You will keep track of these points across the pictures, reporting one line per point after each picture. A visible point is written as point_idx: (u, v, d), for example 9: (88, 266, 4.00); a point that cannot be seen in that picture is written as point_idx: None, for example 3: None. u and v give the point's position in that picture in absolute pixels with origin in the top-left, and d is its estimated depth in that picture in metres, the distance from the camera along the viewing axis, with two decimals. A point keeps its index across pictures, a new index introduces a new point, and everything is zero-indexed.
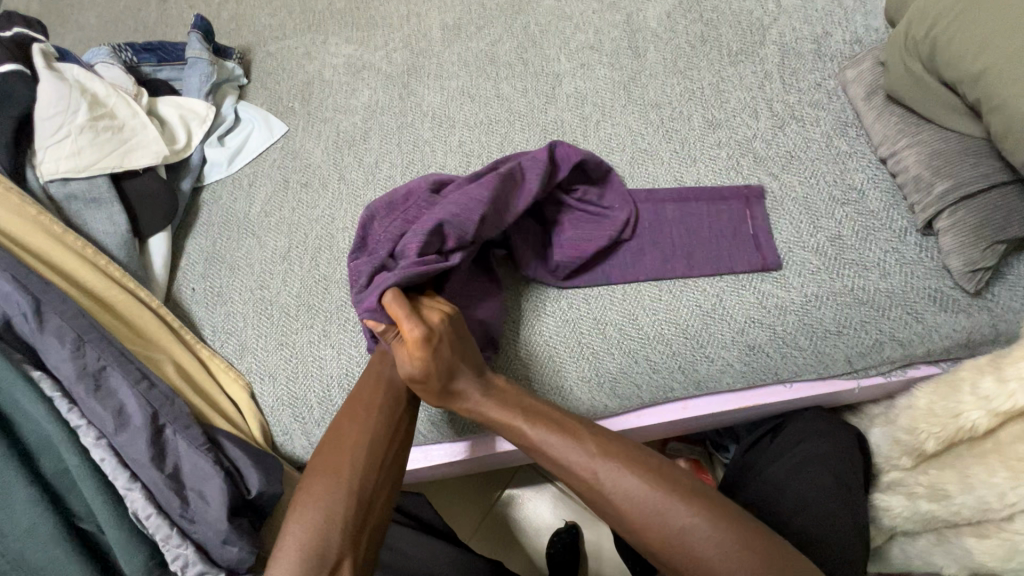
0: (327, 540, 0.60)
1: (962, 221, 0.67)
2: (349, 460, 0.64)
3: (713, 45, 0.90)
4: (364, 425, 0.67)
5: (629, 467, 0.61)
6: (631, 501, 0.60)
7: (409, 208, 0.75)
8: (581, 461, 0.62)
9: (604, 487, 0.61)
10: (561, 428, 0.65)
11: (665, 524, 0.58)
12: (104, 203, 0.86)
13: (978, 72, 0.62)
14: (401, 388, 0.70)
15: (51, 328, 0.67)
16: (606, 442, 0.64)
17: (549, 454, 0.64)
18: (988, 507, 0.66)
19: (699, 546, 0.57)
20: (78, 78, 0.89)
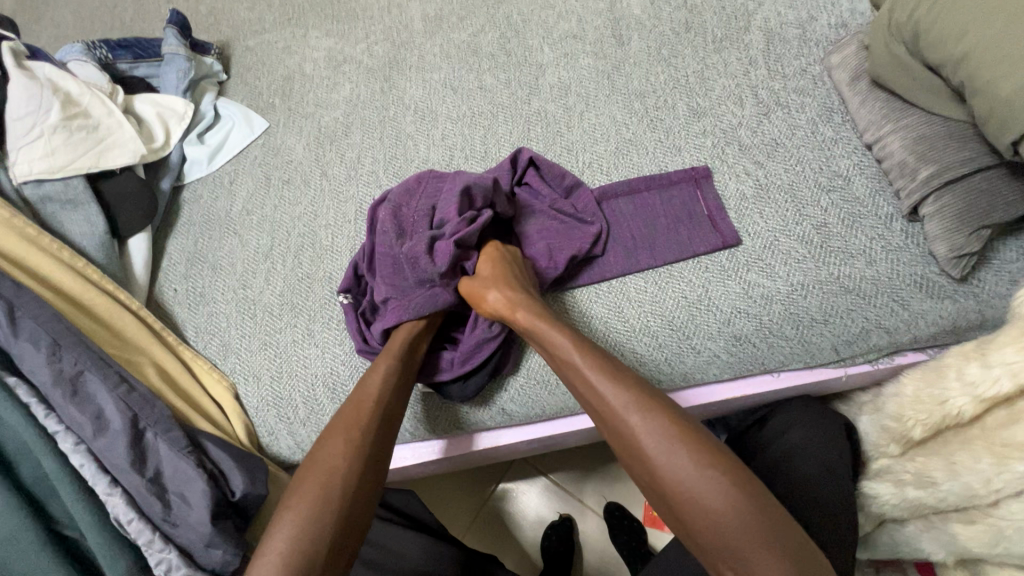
0: (312, 535, 0.55)
1: (947, 206, 0.66)
2: (342, 466, 0.59)
3: (697, 32, 0.88)
4: (361, 434, 0.62)
5: (666, 418, 0.54)
6: (665, 456, 0.52)
7: (425, 189, 0.79)
8: (620, 399, 0.56)
9: (637, 435, 0.54)
10: (602, 363, 0.60)
11: (695, 490, 0.50)
12: (81, 204, 0.84)
13: (961, 55, 0.61)
14: (394, 398, 0.67)
15: (25, 332, 0.66)
16: (645, 389, 0.57)
17: (587, 386, 0.59)
18: (974, 493, 0.65)
19: (731, 521, 0.49)
20: (49, 77, 0.87)
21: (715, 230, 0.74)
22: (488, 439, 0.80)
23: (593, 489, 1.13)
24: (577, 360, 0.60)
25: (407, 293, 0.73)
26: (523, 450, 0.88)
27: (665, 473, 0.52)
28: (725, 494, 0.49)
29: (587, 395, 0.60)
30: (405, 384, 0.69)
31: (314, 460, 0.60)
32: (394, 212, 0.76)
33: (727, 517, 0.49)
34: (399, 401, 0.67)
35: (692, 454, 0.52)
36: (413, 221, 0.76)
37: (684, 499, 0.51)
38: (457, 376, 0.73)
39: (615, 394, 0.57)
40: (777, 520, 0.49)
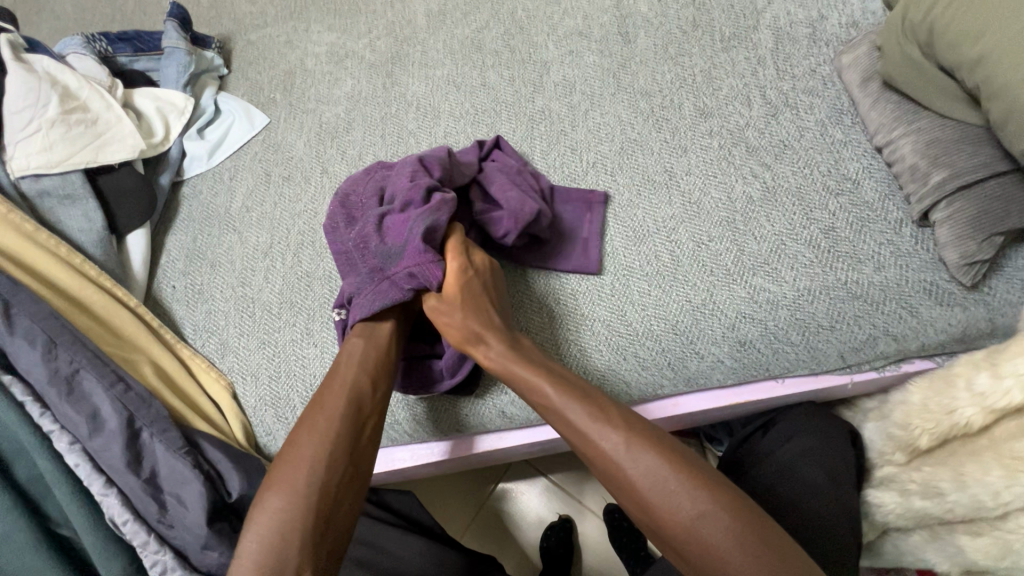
0: (290, 533, 0.55)
1: (960, 212, 0.65)
2: (309, 458, 0.59)
3: (705, 30, 0.87)
4: (327, 425, 0.62)
5: (642, 437, 0.57)
6: (641, 475, 0.54)
7: (375, 173, 0.78)
8: (593, 420, 0.58)
9: (609, 457, 0.56)
10: (572, 385, 0.61)
11: (671, 504, 0.53)
12: (79, 199, 0.83)
13: (977, 58, 0.60)
14: (368, 382, 0.66)
15: (21, 330, 0.65)
16: (615, 409, 0.59)
17: (558, 412, 0.60)
18: (982, 506, 0.65)
19: (711, 530, 0.51)
20: (48, 71, 0.86)
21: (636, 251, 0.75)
22: (490, 441, 0.79)
23: (593, 491, 1.13)
24: (546, 385, 0.61)
25: (361, 287, 0.69)
26: (526, 452, 0.87)
27: (644, 491, 0.54)
28: (701, 508, 0.52)
29: (556, 419, 0.61)
30: (381, 364, 0.67)
31: (283, 459, 0.60)
32: (343, 201, 0.76)
33: (707, 528, 0.51)
34: (367, 386, 0.66)
35: (666, 470, 0.54)
36: (365, 206, 0.74)
37: (664, 514, 0.53)
38: (458, 381, 0.72)
39: (587, 416, 0.58)
40: (756, 523, 0.51)
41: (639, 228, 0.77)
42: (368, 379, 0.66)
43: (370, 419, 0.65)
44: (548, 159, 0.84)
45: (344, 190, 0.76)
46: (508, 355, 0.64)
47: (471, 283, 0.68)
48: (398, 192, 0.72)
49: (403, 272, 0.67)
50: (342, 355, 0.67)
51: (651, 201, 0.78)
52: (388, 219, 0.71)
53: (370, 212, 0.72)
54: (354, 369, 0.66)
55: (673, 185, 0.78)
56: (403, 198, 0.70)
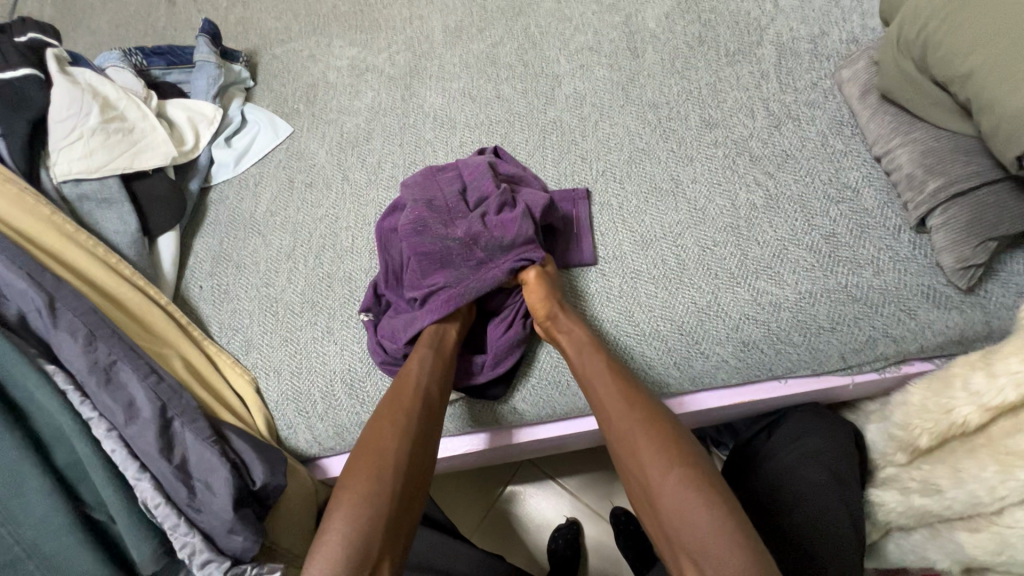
0: (371, 511, 0.59)
1: (955, 218, 0.67)
2: (391, 448, 0.64)
3: (710, 46, 0.91)
4: (406, 420, 0.66)
5: (661, 427, 0.61)
6: (651, 458, 0.59)
7: (433, 180, 0.83)
8: (625, 405, 0.64)
9: (631, 439, 0.62)
10: (618, 374, 0.67)
11: (671, 487, 0.57)
12: (115, 203, 0.88)
13: (968, 71, 0.63)
14: (438, 389, 0.71)
15: (64, 323, 0.69)
16: (647, 401, 0.64)
17: (599, 393, 0.67)
18: (979, 501, 0.67)
19: (699, 518, 0.54)
20: (90, 82, 0.91)
21: (631, 240, 0.80)
22: (503, 436, 0.82)
23: (600, 495, 1.15)
24: (597, 369, 0.68)
25: (462, 277, 0.75)
26: (539, 450, 0.90)
27: (649, 473, 0.59)
28: (695, 496, 0.56)
29: (596, 401, 0.67)
30: (447, 372, 0.73)
31: (368, 442, 0.65)
32: (427, 205, 0.80)
33: (695, 514, 0.55)
34: (438, 390, 0.71)
35: (675, 458, 0.58)
36: (450, 209, 0.80)
37: (659, 496, 0.57)
38: (493, 378, 0.77)
39: (620, 402, 0.65)
40: (741, 526, 0.54)
41: (646, 233, 0.80)
42: (440, 382, 0.71)
43: (439, 420, 0.70)
44: (559, 167, 0.88)
45: (424, 194, 0.80)
46: (572, 343, 0.71)
47: (557, 281, 0.77)
48: (489, 195, 0.80)
49: (512, 260, 0.76)
50: (411, 359, 0.72)
51: (658, 207, 0.81)
52: (490, 220, 0.78)
53: (467, 216, 0.78)
54: (428, 373, 0.71)
55: (679, 193, 0.82)
56: (499, 199, 0.78)
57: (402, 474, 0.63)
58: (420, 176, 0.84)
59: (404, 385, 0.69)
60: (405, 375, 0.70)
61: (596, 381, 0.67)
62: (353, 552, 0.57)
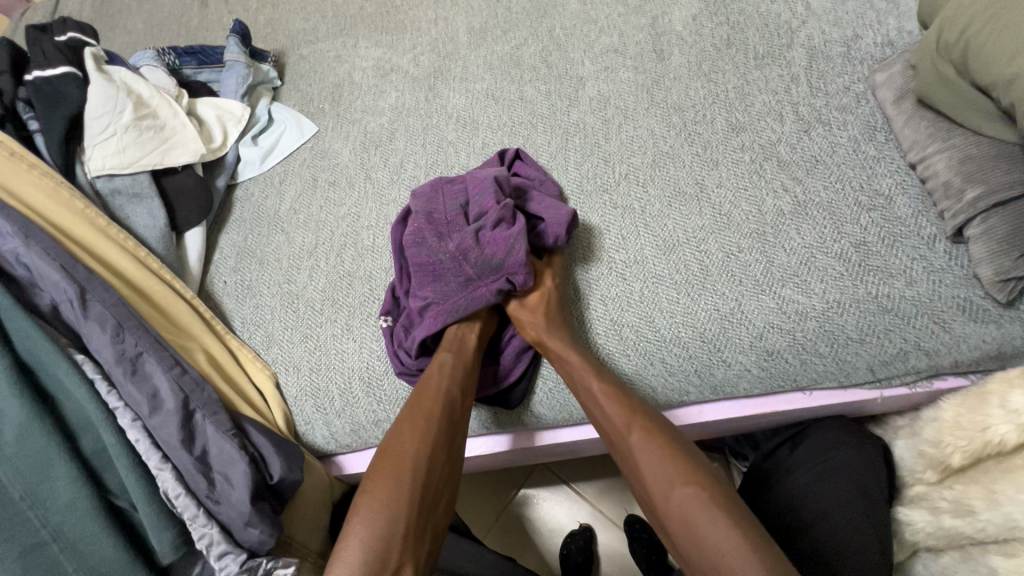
0: (393, 519, 0.59)
1: (994, 229, 0.65)
2: (411, 458, 0.63)
3: (738, 48, 0.89)
4: (426, 428, 0.66)
5: (664, 442, 0.61)
6: (657, 475, 0.59)
7: (445, 192, 0.84)
8: (626, 421, 0.63)
9: (635, 455, 0.61)
10: (617, 390, 0.66)
11: (679, 504, 0.57)
12: (145, 198, 0.90)
13: (1011, 76, 0.61)
14: (459, 394, 0.70)
15: (94, 314, 0.71)
16: (648, 417, 0.64)
17: (600, 411, 0.66)
18: (1014, 526, 0.64)
19: (715, 532, 0.54)
20: (125, 80, 0.94)
21: (653, 244, 0.79)
22: (524, 438, 0.81)
23: (616, 501, 1.13)
24: (594, 385, 0.67)
25: (452, 293, 0.76)
26: (556, 453, 0.90)
27: (658, 490, 0.59)
28: (709, 510, 0.55)
29: (598, 419, 0.66)
30: (468, 380, 0.72)
31: (385, 452, 0.65)
32: (427, 219, 0.81)
33: (710, 529, 0.54)
34: (458, 395, 0.70)
35: (683, 473, 0.58)
36: (449, 223, 0.81)
37: (670, 512, 0.57)
38: (517, 378, 0.77)
39: (621, 418, 0.64)
40: (758, 537, 0.53)
41: (668, 239, 0.79)
42: (468, 369, 0.73)
43: (462, 424, 0.70)
44: (581, 170, 0.87)
45: (426, 207, 0.82)
46: (565, 362, 0.70)
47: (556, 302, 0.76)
48: (487, 210, 0.78)
49: (500, 280, 0.75)
50: (432, 365, 0.72)
51: (683, 211, 0.80)
52: (483, 235, 0.76)
53: (460, 232, 0.78)
54: (449, 375, 0.71)
55: (703, 198, 0.80)
56: (496, 214, 0.76)
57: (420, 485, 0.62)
58: (435, 187, 0.85)
59: (425, 392, 0.69)
60: (425, 384, 0.70)
61: (593, 399, 0.67)
62: (373, 559, 0.57)
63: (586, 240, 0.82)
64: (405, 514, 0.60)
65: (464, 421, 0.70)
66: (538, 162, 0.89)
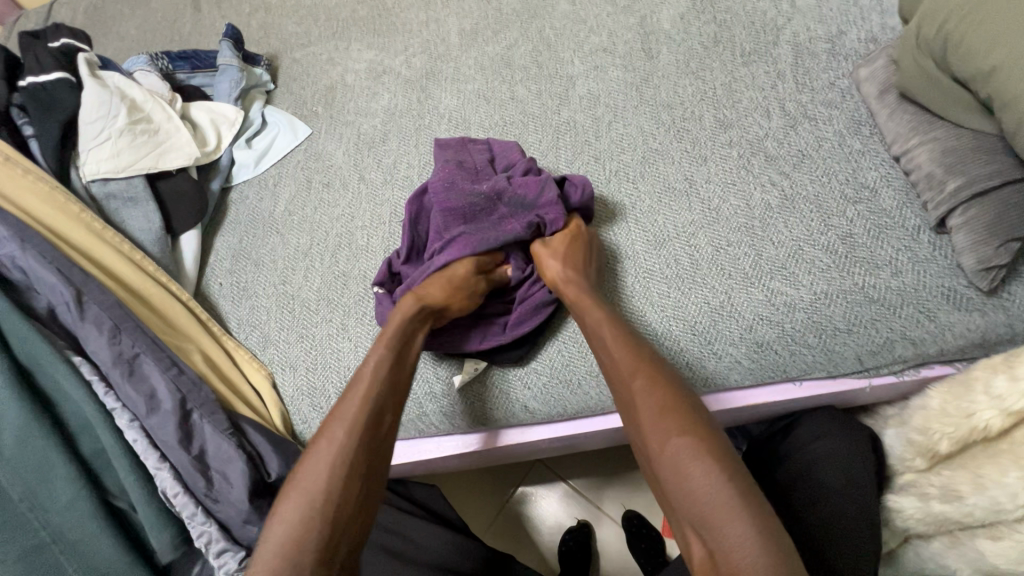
0: (336, 483, 0.57)
1: (976, 218, 0.66)
2: (332, 459, 0.59)
3: (725, 46, 0.90)
4: (354, 428, 0.61)
5: (667, 391, 0.59)
6: (655, 423, 0.57)
7: (464, 150, 0.87)
8: (633, 368, 0.62)
9: (635, 401, 0.60)
10: (624, 338, 0.65)
11: (673, 452, 0.55)
12: (141, 201, 0.91)
13: (990, 69, 0.62)
14: (387, 398, 0.65)
15: (91, 317, 0.71)
16: (655, 366, 0.62)
17: (610, 357, 0.65)
18: (1001, 508, 0.65)
19: (705, 484, 0.52)
20: (118, 85, 0.94)
21: (645, 240, 0.80)
22: (517, 433, 0.82)
23: (613, 496, 1.14)
24: (606, 334, 0.66)
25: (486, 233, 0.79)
26: (551, 448, 0.90)
27: (655, 439, 0.57)
28: (703, 462, 0.53)
29: (608, 367, 0.65)
30: (396, 383, 0.67)
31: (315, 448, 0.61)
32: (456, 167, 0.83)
33: (702, 481, 0.52)
34: (387, 398, 0.65)
35: (681, 424, 0.56)
36: (478, 172, 0.84)
37: (667, 462, 0.55)
38: (515, 339, 0.78)
39: (628, 365, 0.63)
40: (750, 496, 0.51)
41: (659, 233, 0.80)
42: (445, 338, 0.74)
43: (388, 430, 0.64)
44: (573, 167, 0.88)
45: (457, 158, 0.84)
46: (582, 311, 0.70)
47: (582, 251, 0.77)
48: (516, 163, 0.84)
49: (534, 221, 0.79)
50: (364, 362, 0.68)
51: (673, 207, 0.81)
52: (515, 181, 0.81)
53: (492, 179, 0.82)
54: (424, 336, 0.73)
55: (693, 193, 0.81)
56: (525, 165, 0.83)
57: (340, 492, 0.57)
58: (451, 146, 0.87)
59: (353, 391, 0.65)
60: (355, 382, 0.66)
61: (606, 350, 0.66)
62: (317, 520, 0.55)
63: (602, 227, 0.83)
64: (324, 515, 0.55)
65: (390, 429, 0.65)
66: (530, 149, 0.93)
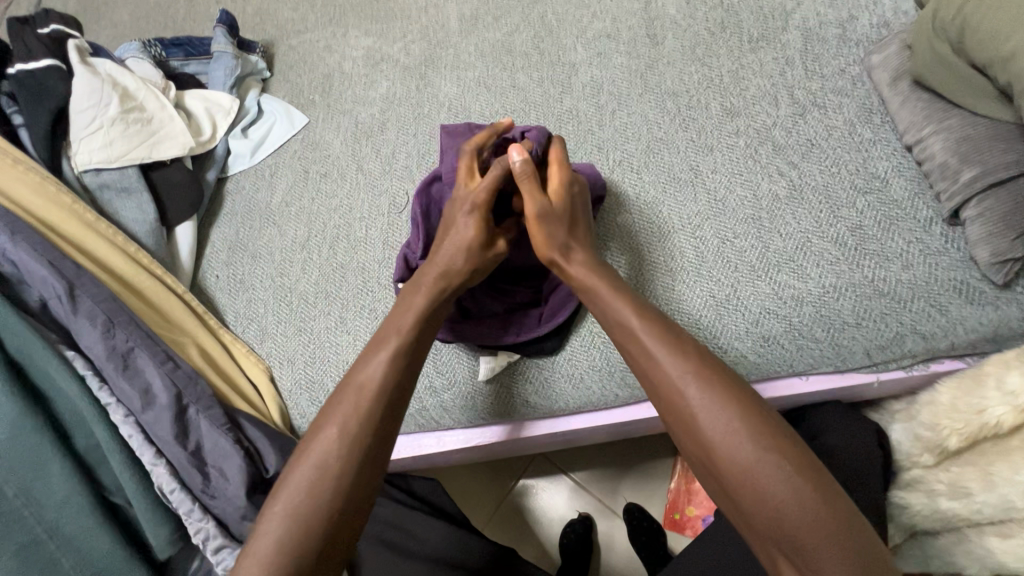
0: (333, 451, 0.56)
1: (991, 210, 0.64)
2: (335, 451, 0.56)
3: (732, 32, 0.88)
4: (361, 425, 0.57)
5: (733, 398, 0.53)
6: (725, 435, 0.51)
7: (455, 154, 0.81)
8: (685, 374, 0.55)
9: (693, 411, 0.53)
10: (669, 335, 0.58)
11: (755, 473, 0.50)
12: (134, 192, 0.89)
13: (1009, 55, 0.60)
14: (395, 393, 0.60)
15: (83, 310, 0.70)
16: (712, 366, 0.55)
17: (653, 362, 0.57)
18: (1011, 506, 0.67)
19: (790, 504, 0.48)
20: (110, 72, 0.92)
21: (649, 231, 0.78)
22: (516, 429, 0.81)
23: (613, 489, 1.13)
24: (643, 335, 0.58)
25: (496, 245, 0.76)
26: (553, 443, 0.89)
27: (730, 452, 0.51)
28: (787, 482, 0.49)
29: (649, 371, 0.57)
30: (405, 380, 0.62)
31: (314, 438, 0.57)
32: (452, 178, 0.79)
33: (786, 501, 0.48)
34: (400, 398, 0.61)
35: (755, 433, 0.51)
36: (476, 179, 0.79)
37: (746, 475, 0.50)
38: (549, 331, 0.76)
39: (678, 369, 0.55)
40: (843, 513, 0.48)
41: (664, 225, 0.78)
42: (467, 268, 0.68)
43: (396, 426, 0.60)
44: (575, 158, 0.86)
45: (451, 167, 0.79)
46: (609, 305, 0.62)
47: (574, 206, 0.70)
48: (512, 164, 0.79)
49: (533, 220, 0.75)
50: (360, 360, 0.62)
51: (678, 198, 0.79)
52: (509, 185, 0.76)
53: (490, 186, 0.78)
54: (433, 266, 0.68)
55: (698, 184, 0.79)
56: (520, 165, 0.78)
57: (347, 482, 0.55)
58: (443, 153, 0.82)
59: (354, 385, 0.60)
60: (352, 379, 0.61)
61: (642, 348, 0.58)
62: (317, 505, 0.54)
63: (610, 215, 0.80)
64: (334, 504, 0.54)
65: (398, 421, 0.60)
66: None
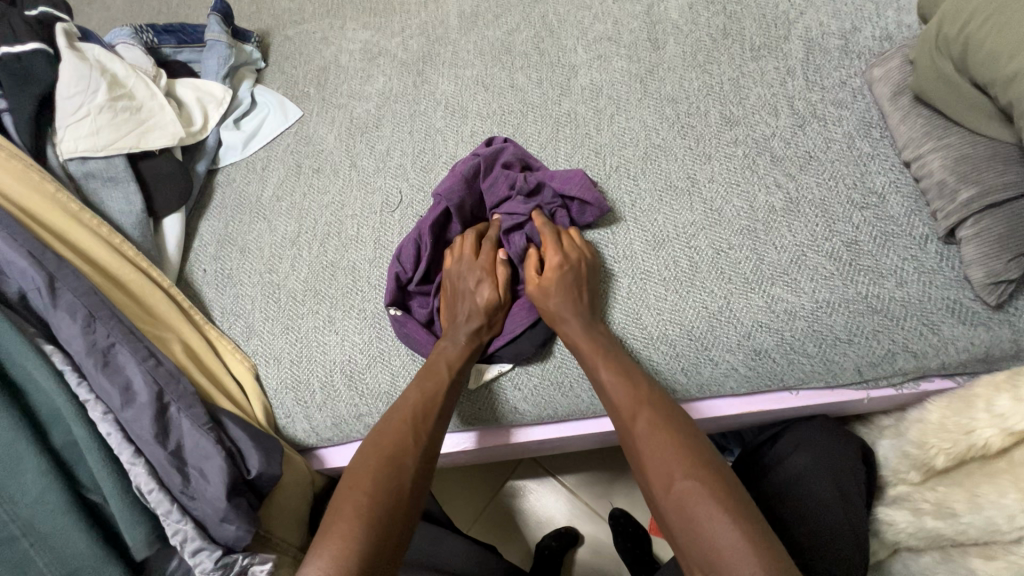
0: (399, 466, 0.63)
1: (987, 231, 0.64)
2: (377, 471, 0.62)
3: (735, 39, 0.87)
4: (404, 459, 0.64)
5: (671, 434, 0.60)
6: (661, 467, 0.58)
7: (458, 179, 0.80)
8: (633, 412, 0.63)
9: (638, 440, 0.61)
10: (622, 370, 0.67)
11: (682, 492, 0.55)
12: (121, 181, 0.87)
13: (1011, 74, 0.59)
14: (433, 424, 0.67)
15: (64, 303, 0.68)
16: (655, 400, 0.64)
17: (610, 401, 0.65)
18: (996, 529, 0.66)
19: (710, 530, 0.52)
20: (98, 59, 0.90)
21: (643, 241, 0.77)
22: (503, 435, 0.80)
23: (599, 493, 1.13)
24: (600, 377, 0.67)
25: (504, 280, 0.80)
26: (539, 449, 0.88)
27: (667, 483, 0.57)
28: (710, 503, 0.53)
29: (608, 409, 0.66)
30: (444, 418, 0.69)
31: (360, 468, 0.63)
32: (458, 211, 0.80)
33: (706, 525, 0.52)
34: (439, 427, 0.68)
35: (686, 467, 0.57)
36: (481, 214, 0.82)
37: (668, 501, 0.56)
38: (537, 341, 0.75)
39: (627, 403, 0.64)
40: (759, 533, 0.51)
41: (658, 233, 0.77)
42: (468, 332, 0.74)
43: (433, 459, 0.66)
44: (571, 162, 0.85)
45: (451, 198, 0.79)
46: (576, 344, 0.70)
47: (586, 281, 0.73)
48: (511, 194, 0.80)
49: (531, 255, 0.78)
50: (409, 393, 0.70)
51: (673, 206, 0.78)
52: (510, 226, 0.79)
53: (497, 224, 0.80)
54: (460, 325, 0.75)
55: (695, 192, 0.79)
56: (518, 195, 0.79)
57: (391, 501, 0.60)
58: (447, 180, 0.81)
59: (401, 410, 0.68)
60: (399, 407, 0.69)
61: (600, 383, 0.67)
62: (372, 526, 0.58)
63: (603, 224, 0.80)
64: (374, 522, 0.58)
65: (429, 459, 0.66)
66: (523, 148, 0.84)
